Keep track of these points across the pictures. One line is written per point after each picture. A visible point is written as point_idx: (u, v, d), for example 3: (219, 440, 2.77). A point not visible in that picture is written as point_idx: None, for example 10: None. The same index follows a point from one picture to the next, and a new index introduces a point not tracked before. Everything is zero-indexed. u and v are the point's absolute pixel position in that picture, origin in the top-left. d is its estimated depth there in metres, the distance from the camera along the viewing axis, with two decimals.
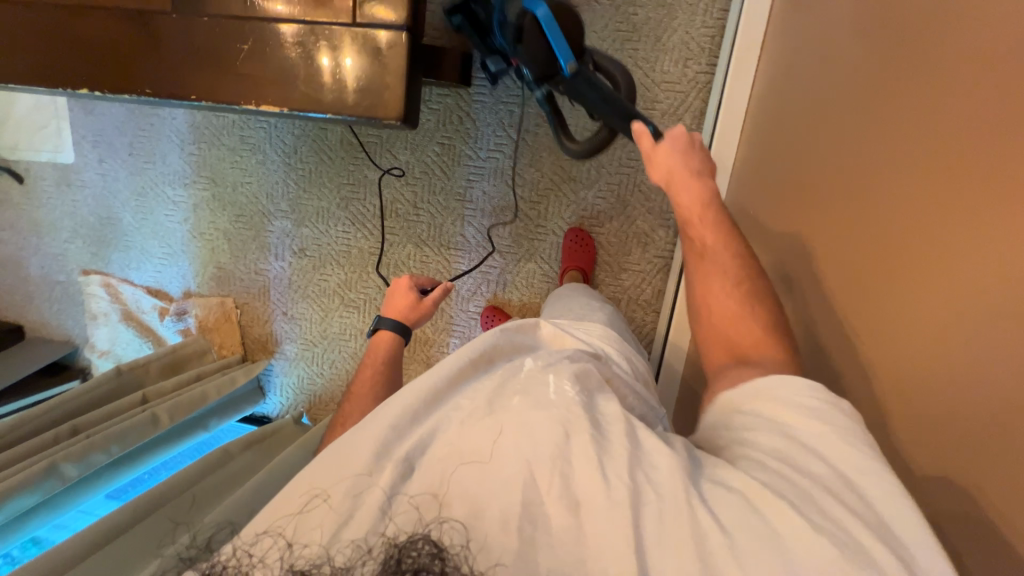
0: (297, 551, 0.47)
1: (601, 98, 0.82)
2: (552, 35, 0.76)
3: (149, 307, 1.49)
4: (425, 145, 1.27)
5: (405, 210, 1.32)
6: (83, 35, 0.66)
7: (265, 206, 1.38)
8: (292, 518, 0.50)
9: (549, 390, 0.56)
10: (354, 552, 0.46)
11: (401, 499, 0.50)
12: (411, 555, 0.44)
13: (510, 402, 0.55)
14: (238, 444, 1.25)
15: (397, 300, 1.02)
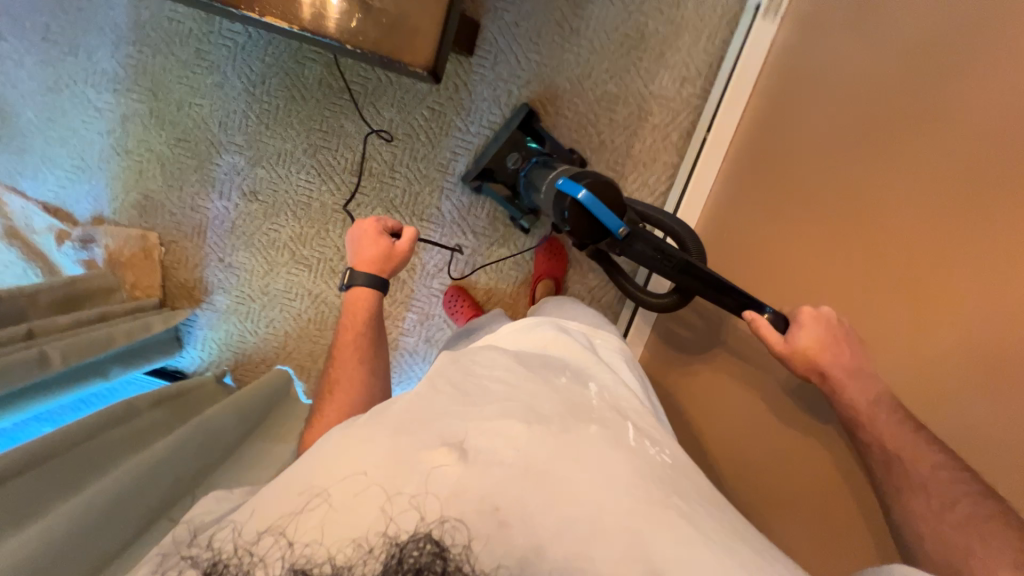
0: (298, 551, 0.49)
1: (658, 249, 0.86)
2: (597, 212, 0.84)
3: (41, 226, 1.25)
4: (414, 106, 1.20)
5: (381, 171, 1.23)
6: None
7: (215, 135, 1.22)
8: (291, 518, 0.51)
9: (629, 434, 0.62)
10: (355, 551, 0.49)
11: (400, 500, 0.51)
12: (412, 555, 0.48)
13: (588, 430, 0.60)
14: (147, 399, 1.09)
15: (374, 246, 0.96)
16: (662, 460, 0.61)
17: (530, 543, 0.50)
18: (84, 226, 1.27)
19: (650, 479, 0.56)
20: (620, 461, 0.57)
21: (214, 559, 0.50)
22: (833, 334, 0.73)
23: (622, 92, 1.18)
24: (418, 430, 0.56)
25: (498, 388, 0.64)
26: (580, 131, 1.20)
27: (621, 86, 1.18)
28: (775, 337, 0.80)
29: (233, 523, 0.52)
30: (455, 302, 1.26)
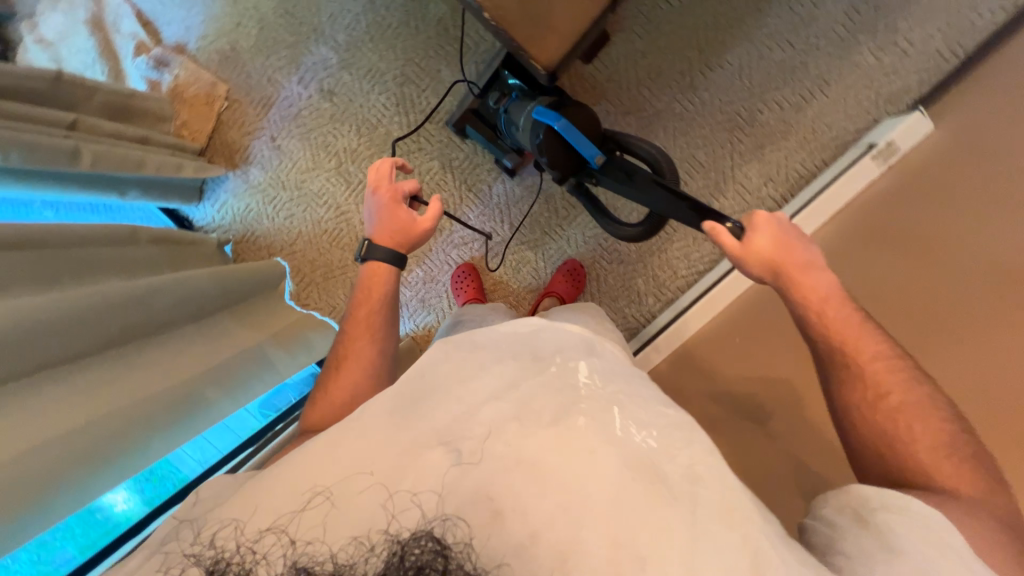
0: (301, 549, 0.48)
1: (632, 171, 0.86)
2: (572, 140, 0.89)
3: (125, 31, 1.28)
4: None
5: (455, 129, 1.24)
6: None
7: (321, 24, 1.22)
8: (293, 515, 0.50)
9: (614, 423, 0.58)
10: (357, 549, 0.48)
11: (403, 497, 0.51)
12: (413, 552, 0.46)
13: (575, 423, 0.57)
14: (147, 233, 1.12)
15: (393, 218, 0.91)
16: (649, 444, 0.58)
17: (523, 532, 0.50)
18: (164, 48, 1.28)
19: (640, 470, 0.54)
20: (607, 455, 0.55)
21: (217, 557, 0.48)
22: (784, 235, 0.72)
23: (708, 164, 1.17)
24: (415, 426, 0.57)
25: (483, 396, 0.60)
26: None
27: (709, 158, 1.17)
28: (732, 242, 0.73)
29: (236, 522, 0.50)
30: (461, 276, 1.27)
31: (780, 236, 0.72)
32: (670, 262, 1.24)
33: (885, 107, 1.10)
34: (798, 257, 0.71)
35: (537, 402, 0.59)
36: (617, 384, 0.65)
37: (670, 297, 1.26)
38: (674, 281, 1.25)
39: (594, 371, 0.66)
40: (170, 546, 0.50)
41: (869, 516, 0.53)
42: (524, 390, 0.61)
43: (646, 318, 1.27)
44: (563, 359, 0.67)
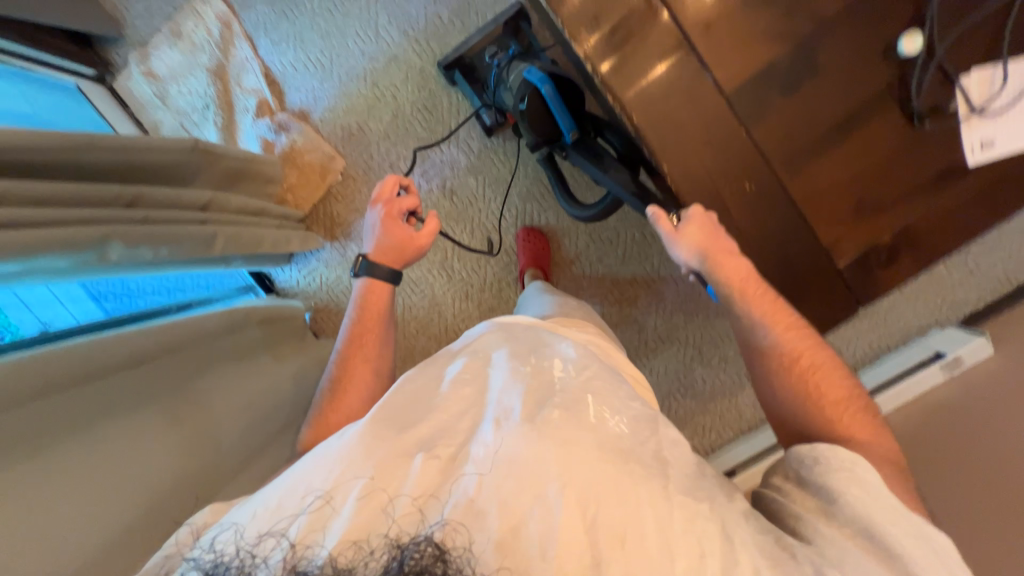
0: (298, 552, 0.44)
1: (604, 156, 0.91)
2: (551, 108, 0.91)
3: (248, 87, 1.22)
4: (630, 226, 1.26)
5: (566, 250, 1.28)
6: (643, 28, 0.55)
7: (457, 127, 1.23)
8: (291, 519, 0.47)
9: (588, 412, 0.58)
10: (356, 554, 0.44)
11: (402, 500, 0.48)
12: (413, 557, 0.42)
13: (550, 416, 0.56)
14: (257, 315, 1.08)
15: (387, 233, 0.91)
16: (621, 429, 0.58)
17: (505, 529, 0.47)
18: (288, 113, 1.24)
19: (613, 463, 0.53)
20: (583, 443, 0.53)
21: (216, 560, 0.45)
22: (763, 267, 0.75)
23: None
24: (395, 435, 0.54)
25: (467, 395, 0.61)
26: (733, 333, 1.30)
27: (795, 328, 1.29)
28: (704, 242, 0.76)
29: (234, 519, 0.49)
30: None
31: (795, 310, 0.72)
32: (739, 406, 1.32)
33: (946, 312, 1.26)
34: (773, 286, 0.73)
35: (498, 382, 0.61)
36: (592, 371, 0.64)
37: (731, 436, 1.33)
38: (740, 423, 1.33)
39: (568, 361, 0.65)
40: (170, 549, 0.50)
41: (807, 475, 0.55)
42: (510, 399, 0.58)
43: (706, 451, 1.35)
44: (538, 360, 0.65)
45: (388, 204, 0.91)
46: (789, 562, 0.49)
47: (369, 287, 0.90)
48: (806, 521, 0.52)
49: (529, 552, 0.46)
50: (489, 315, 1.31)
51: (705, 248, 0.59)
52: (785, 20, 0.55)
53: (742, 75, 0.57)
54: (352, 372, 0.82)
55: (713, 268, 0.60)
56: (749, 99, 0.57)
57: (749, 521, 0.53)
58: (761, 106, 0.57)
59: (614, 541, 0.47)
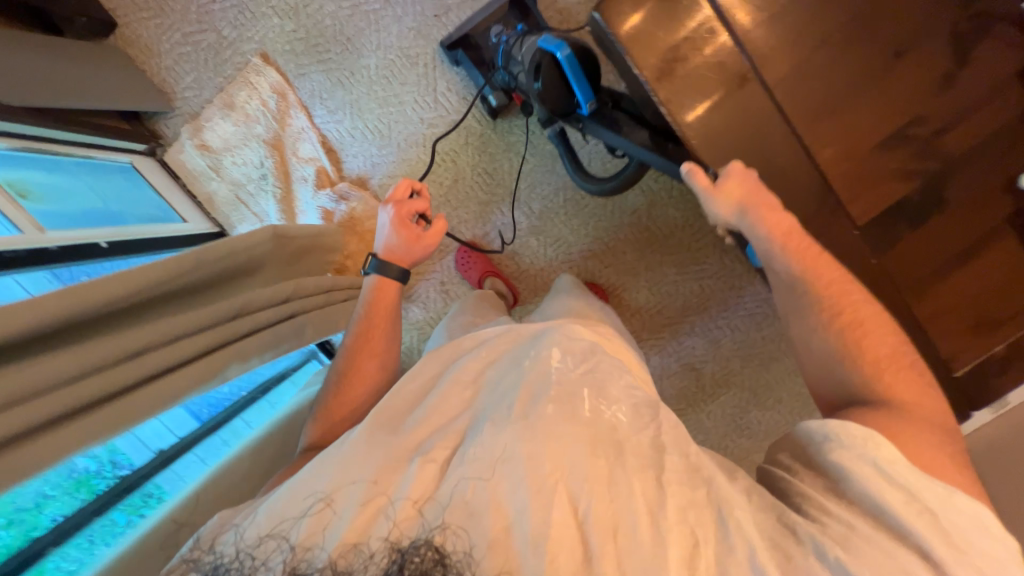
0: (298, 555, 0.52)
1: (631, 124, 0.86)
2: (569, 77, 0.85)
3: (306, 157, 1.21)
4: (689, 279, 1.28)
5: (627, 305, 1.30)
6: (777, 167, 0.59)
7: (518, 190, 1.24)
8: (294, 521, 0.54)
9: (584, 405, 0.62)
10: (354, 556, 0.51)
11: (403, 503, 0.55)
12: (415, 560, 0.50)
13: (545, 412, 0.60)
14: None
15: (397, 234, 0.83)
16: (619, 419, 0.62)
17: (498, 525, 0.53)
18: (347, 182, 1.23)
19: (603, 451, 0.58)
20: (572, 440, 0.58)
21: (216, 561, 0.53)
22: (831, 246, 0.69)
23: None
24: (392, 443, 0.61)
25: (454, 404, 0.67)
26: (787, 376, 1.34)
27: None
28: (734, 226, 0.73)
29: (235, 526, 0.56)
30: None
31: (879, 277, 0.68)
32: None
33: None
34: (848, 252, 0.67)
35: (491, 391, 0.66)
36: (590, 365, 0.66)
37: None
38: None
39: (567, 353, 0.67)
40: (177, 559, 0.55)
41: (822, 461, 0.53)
42: (502, 407, 0.62)
43: None
44: (539, 351, 0.68)
45: (399, 203, 0.84)
46: (792, 542, 0.50)
47: (376, 285, 0.83)
48: (812, 499, 0.52)
49: (530, 530, 0.52)
50: None
51: (744, 198, 0.59)
52: (916, 157, 0.58)
53: (874, 209, 0.59)
54: (360, 367, 0.79)
55: (759, 216, 0.60)
56: (882, 229, 0.60)
57: (750, 501, 0.55)
58: (895, 235, 0.60)
59: (608, 532, 0.52)
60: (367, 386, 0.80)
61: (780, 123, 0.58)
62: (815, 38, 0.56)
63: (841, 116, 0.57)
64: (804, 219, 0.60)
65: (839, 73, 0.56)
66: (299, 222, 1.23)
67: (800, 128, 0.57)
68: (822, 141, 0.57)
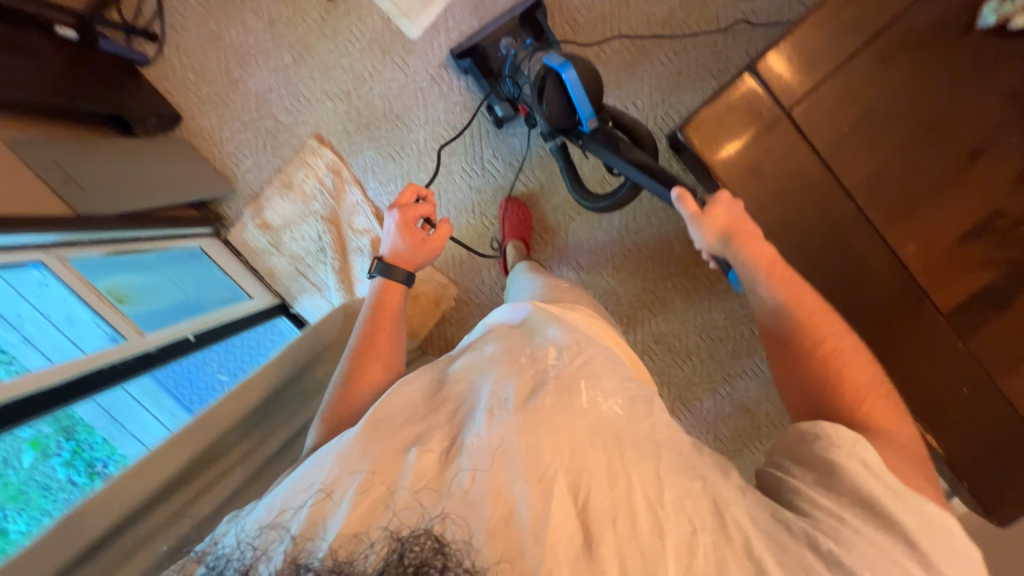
0: (299, 545, 0.40)
1: (629, 146, 0.80)
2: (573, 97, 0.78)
3: (360, 228, 1.26)
4: (739, 323, 1.29)
5: (678, 350, 1.32)
6: (862, 262, 0.61)
7: (565, 247, 1.28)
8: (294, 513, 0.43)
9: (581, 395, 0.52)
10: (352, 548, 0.40)
11: (401, 494, 0.44)
12: (413, 550, 0.39)
13: (545, 401, 0.50)
14: None
15: (404, 240, 0.81)
16: (614, 412, 0.52)
17: (498, 516, 0.43)
18: None
19: (609, 447, 0.48)
20: (581, 429, 0.49)
21: (212, 558, 0.42)
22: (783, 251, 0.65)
23: None
24: (393, 429, 0.50)
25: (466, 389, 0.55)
26: None
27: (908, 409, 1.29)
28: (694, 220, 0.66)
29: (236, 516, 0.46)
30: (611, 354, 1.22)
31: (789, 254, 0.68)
32: None
33: None
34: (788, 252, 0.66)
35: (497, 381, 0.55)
36: (586, 357, 0.57)
37: None
38: None
39: (562, 349, 0.58)
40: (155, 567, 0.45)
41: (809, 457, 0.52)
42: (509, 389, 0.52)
43: None
44: (531, 351, 0.58)
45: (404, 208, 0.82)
46: (788, 536, 0.45)
47: (383, 287, 0.80)
48: (803, 494, 0.49)
49: (522, 533, 0.42)
50: None
51: (728, 228, 0.59)
52: (997, 246, 0.59)
53: (957, 296, 0.61)
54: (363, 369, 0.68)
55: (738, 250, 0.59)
56: (967, 313, 0.61)
57: (746, 495, 0.50)
58: (981, 317, 0.61)
59: (606, 521, 0.44)
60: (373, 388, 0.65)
61: (861, 221, 0.60)
62: (893, 142, 0.58)
63: (921, 212, 0.59)
64: (889, 306, 0.61)
65: (917, 170, 0.58)
66: (355, 291, 1.26)
67: (880, 225, 0.60)
68: (902, 236, 0.60)
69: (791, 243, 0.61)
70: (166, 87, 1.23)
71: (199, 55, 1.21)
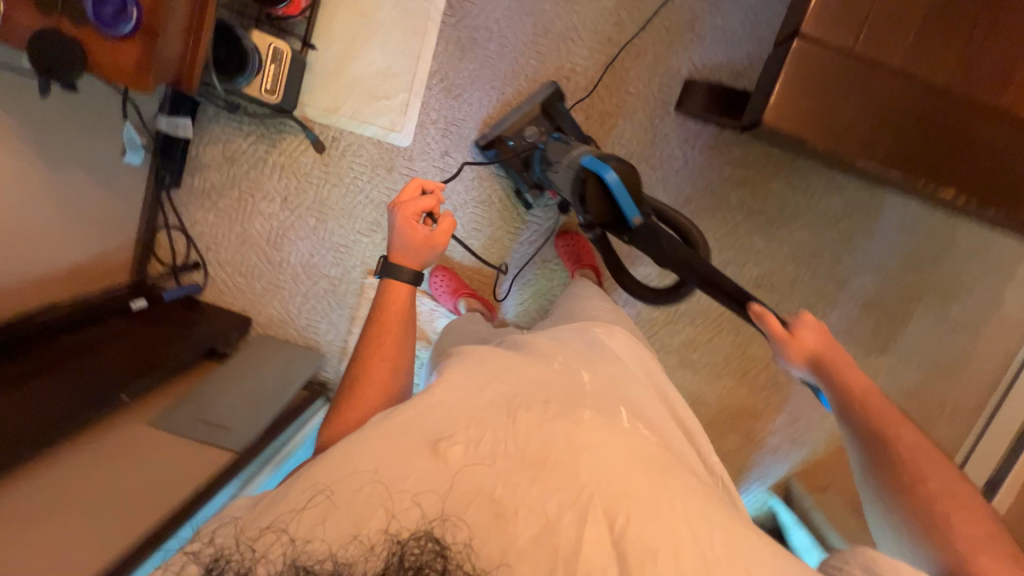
0: (301, 547, 0.47)
1: (674, 245, 0.79)
2: (618, 198, 0.79)
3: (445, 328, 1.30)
4: (825, 229, 1.27)
5: (782, 285, 1.30)
6: (953, 129, 0.72)
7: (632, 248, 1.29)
8: (295, 515, 0.48)
9: (619, 417, 0.63)
10: (357, 548, 0.47)
11: (404, 497, 0.50)
12: (413, 553, 0.47)
13: (583, 417, 0.59)
14: None
15: (400, 233, 0.76)
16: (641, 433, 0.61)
17: (524, 533, 0.50)
18: None
19: (646, 467, 0.56)
20: (615, 447, 0.57)
21: (216, 554, 0.47)
22: (825, 339, 0.75)
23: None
24: (419, 422, 0.55)
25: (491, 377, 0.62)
26: (974, 259, 1.27)
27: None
28: (780, 329, 0.75)
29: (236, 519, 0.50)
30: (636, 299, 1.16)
31: (821, 336, 0.75)
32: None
33: None
34: (843, 356, 0.74)
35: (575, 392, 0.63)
36: (615, 388, 0.69)
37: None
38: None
39: (595, 375, 0.69)
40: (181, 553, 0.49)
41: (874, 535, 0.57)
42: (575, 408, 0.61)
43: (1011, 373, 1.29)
44: (566, 362, 0.69)
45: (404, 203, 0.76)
46: None
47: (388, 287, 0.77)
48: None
49: (519, 539, 0.50)
50: (745, 377, 1.35)
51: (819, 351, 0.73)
52: None
53: None
54: (367, 371, 0.70)
55: (834, 374, 0.72)
56: None
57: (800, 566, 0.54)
58: None
59: (641, 561, 0.50)
60: (369, 390, 0.68)
61: (942, 97, 0.71)
62: (939, 29, 0.69)
63: (984, 70, 0.71)
64: (985, 155, 0.73)
65: (968, 40, 0.70)
66: None
67: (956, 92, 0.71)
68: (978, 94, 0.71)
69: (886, 147, 0.73)
70: (224, 299, 1.29)
71: (237, 257, 1.27)
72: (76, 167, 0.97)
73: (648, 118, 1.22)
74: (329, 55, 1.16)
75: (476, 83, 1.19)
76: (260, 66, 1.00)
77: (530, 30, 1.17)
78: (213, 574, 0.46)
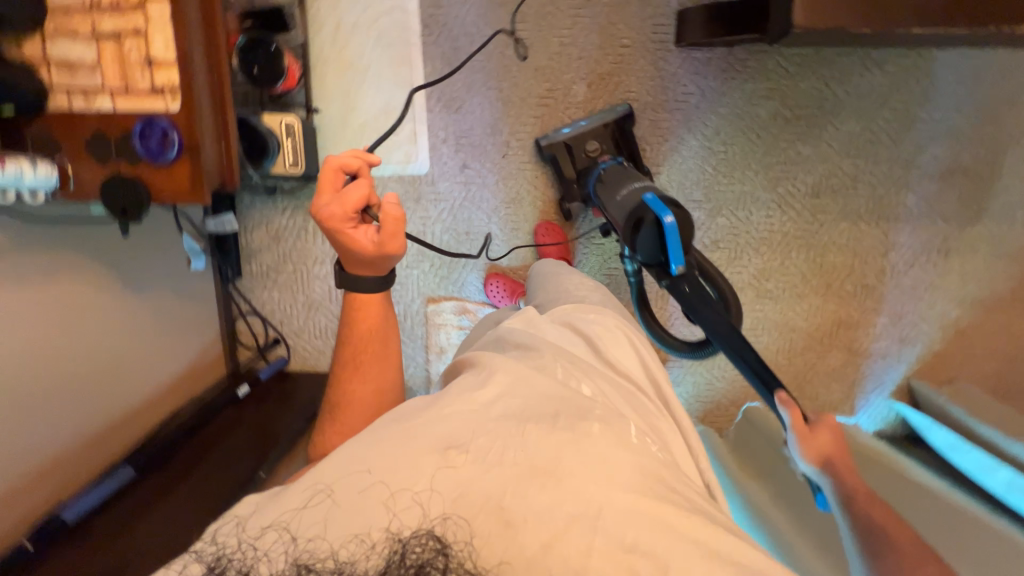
0: (302, 546, 0.47)
1: (706, 300, 0.88)
2: (670, 240, 0.85)
3: None
4: (874, 111, 1.19)
5: (844, 185, 1.22)
6: None
7: (675, 198, 1.24)
8: (295, 513, 0.49)
9: (629, 432, 0.59)
10: (358, 546, 0.46)
11: (403, 495, 0.49)
12: (414, 552, 0.46)
13: (592, 429, 0.56)
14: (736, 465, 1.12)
15: (342, 242, 0.72)
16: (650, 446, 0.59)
17: (535, 542, 0.47)
18: None
19: (652, 486, 0.52)
20: (624, 462, 0.53)
21: (217, 552, 0.48)
22: (835, 445, 0.80)
23: None
24: (428, 428, 0.55)
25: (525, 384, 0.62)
26: None
27: None
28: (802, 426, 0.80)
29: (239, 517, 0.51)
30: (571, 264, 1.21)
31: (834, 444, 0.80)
32: None
33: None
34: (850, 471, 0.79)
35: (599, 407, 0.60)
36: (630, 404, 0.68)
37: None
38: None
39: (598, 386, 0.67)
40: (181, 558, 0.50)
41: None
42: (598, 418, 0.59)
43: None
44: (567, 369, 0.68)
45: (334, 204, 0.70)
46: None
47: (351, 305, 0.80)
48: None
49: (528, 549, 0.47)
50: (832, 290, 1.28)
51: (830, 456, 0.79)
52: None
53: None
54: (353, 395, 0.78)
55: (836, 478, 0.77)
56: None
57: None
58: None
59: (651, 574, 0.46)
60: (351, 415, 0.78)
61: None
62: None
63: None
64: None
65: None
66: None
67: None
68: None
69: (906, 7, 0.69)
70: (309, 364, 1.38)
71: (309, 324, 1.36)
72: (158, 288, 1.07)
73: (652, 62, 1.17)
74: (332, 112, 1.20)
75: (472, 90, 1.19)
76: (279, 144, 1.07)
77: (509, 19, 1.16)
78: (214, 574, 0.46)
